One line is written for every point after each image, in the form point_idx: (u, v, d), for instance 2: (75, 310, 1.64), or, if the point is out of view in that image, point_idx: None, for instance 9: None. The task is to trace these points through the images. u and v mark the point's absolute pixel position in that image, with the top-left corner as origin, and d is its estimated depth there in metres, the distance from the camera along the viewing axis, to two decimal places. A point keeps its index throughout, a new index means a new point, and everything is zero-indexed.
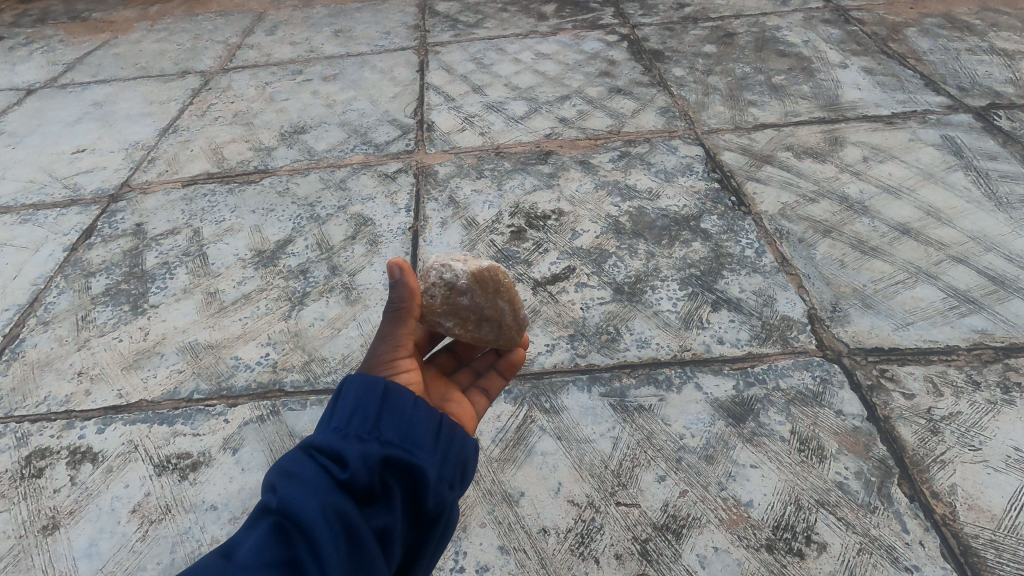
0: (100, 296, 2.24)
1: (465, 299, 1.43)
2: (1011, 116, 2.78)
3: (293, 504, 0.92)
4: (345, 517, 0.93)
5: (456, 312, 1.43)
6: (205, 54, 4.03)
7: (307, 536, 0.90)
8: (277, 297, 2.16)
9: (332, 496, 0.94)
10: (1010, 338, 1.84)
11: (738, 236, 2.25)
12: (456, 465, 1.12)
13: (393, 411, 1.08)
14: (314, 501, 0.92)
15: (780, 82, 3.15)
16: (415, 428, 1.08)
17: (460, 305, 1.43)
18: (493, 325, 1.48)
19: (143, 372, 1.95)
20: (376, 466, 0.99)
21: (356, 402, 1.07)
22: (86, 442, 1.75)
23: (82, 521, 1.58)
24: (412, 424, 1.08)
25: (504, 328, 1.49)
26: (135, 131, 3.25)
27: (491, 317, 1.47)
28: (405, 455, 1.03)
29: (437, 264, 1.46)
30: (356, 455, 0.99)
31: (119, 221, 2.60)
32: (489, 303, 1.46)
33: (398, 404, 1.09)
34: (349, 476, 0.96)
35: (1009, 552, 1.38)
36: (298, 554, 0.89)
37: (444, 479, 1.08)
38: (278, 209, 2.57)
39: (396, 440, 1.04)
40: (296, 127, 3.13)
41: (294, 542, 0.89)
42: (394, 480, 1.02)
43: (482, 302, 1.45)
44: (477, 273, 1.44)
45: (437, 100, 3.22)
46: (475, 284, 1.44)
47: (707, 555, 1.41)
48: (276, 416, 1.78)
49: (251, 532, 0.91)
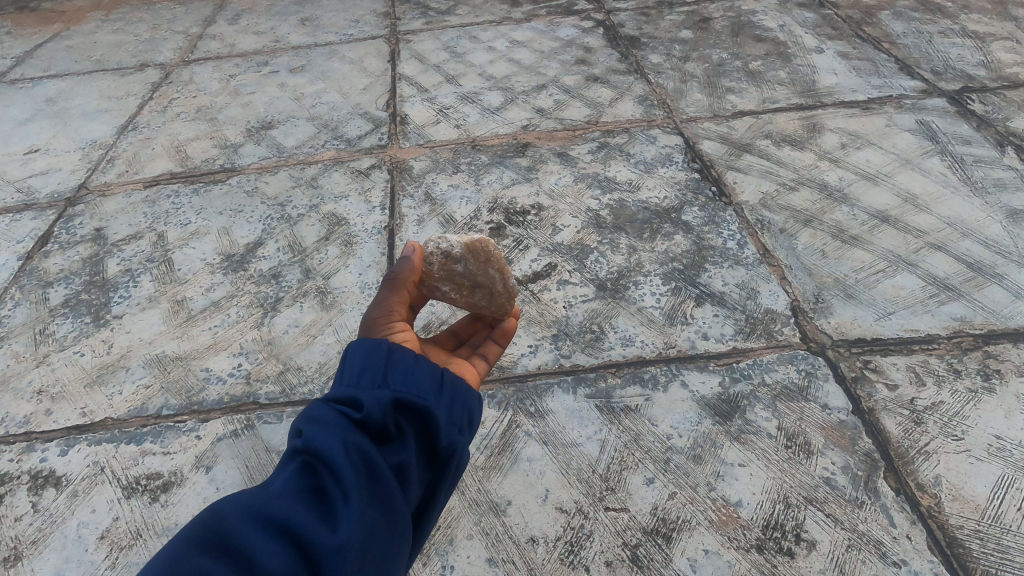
0: (59, 308, 2.13)
1: (460, 266, 1.44)
2: (984, 100, 2.80)
3: (315, 442, 0.95)
4: (363, 451, 0.96)
5: (452, 279, 1.44)
6: (164, 46, 3.85)
7: (330, 468, 0.93)
8: (249, 304, 2.08)
9: (351, 433, 0.97)
10: (988, 325, 1.86)
11: (720, 228, 2.23)
12: (463, 410, 1.12)
13: (400, 363, 1.09)
14: (334, 437, 0.95)
15: (757, 68, 3.13)
16: (420, 377, 1.09)
17: (455, 273, 1.44)
18: (486, 292, 1.48)
19: (107, 389, 1.85)
20: (389, 407, 1.02)
21: (364, 359, 1.09)
22: (48, 466, 1.66)
23: (46, 551, 1.50)
24: (417, 374, 1.09)
25: (496, 296, 1.48)
26: (92, 129, 3.09)
27: (483, 284, 1.47)
28: (415, 398, 1.05)
29: (431, 239, 1.47)
30: (370, 398, 1.02)
31: (77, 226, 2.47)
32: (481, 271, 1.47)
33: (403, 359, 1.10)
34: (364, 416, 0.99)
35: (993, 542, 1.40)
36: (322, 483, 0.92)
37: (452, 422, 1.09)
38: (246, 210, 2.47)
39: (405, 387, 1.06)
40: (263, 122, 3.00)
41: (319, 474, 0.92)
42: (406, 421, 1.04)
43: (474, 270, 1.46)
44: (470, 244, 1.46)
45: (410, 92, 3.13)
46: (468, 254, 1.45)
47: (698, 558, 1.40)
48: (250, 430, 1.71)
49: (281, 472, 0.94)
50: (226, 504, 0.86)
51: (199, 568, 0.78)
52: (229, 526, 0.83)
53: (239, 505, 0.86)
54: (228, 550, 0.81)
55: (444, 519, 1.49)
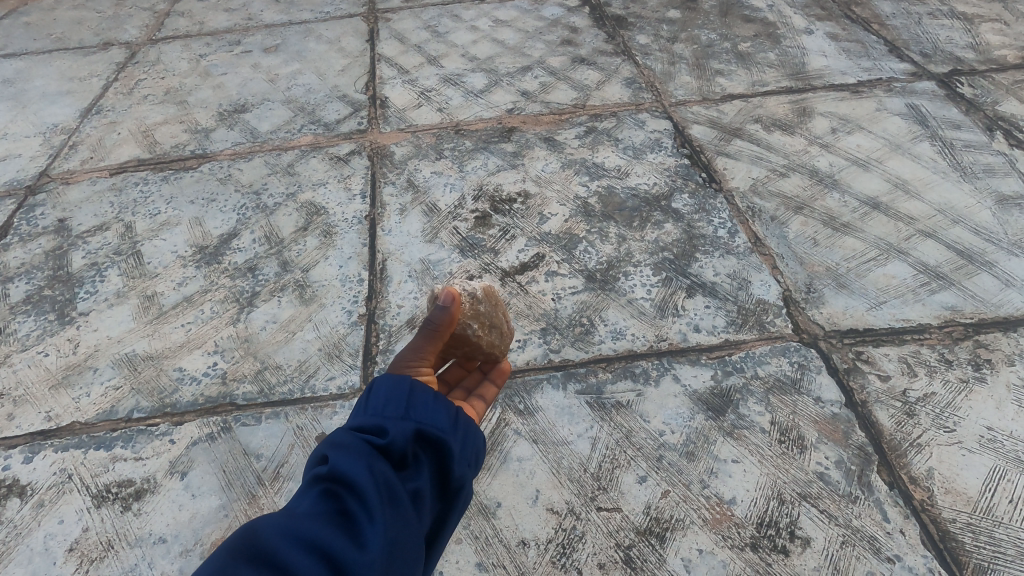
0: (20, 306, 2.01)
1: (483, 306, 1.40)
2: (973, 83, 2.77)
3: (340, 467, 0.90)
4: (386, 476, 0.91)
5: (477, 318, 1.38)
6: (129, 23, 3.64)
7: (354, 491, 0.88)
8: (224, 299, 1.98)
9: (375, 460, 0.93)
10: (979, 314, 1.84)
11: (711, 216, 2.18)
12: (474, 448, 1.09)
13: (424, 396, 1.06)
14: (360, 463, 0.91)
15: (746, 50, 3.06)
16: (441, 412, 1.05)
17: (479, 312, 1.39)
18: (500, 333, 1.44)
19: (74, 391, 1.76)
20: (411, 437, 0.98)
21: (388, 391, 1.05)
22: (12, 474, 1.58)
23: (11, 565, 1.42)
24: (437, 409, 1.05)
25: (505, 336, 1.46)
26: (53, 112, 2.93)
27: (498, 324, 1.44)
28: (436, 430, 1.02)
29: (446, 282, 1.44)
30: (394, 427, 0.98)
31: (38, 217, 2.34)
32: (496, 313, 1.44)
33: (425, 396, 1.07)
34: (388, 443, 0.95)
35: (985, 535, 1.39)
36: (346, 505, 0.87)
37: (465, 457, 1.05)
38: (219, 199, 2.35)
39: (427, 419, 1.03)
40: (235, 105, 2.86)
41: (343, 496, 0.87)
42: (424, 452, 1.00)
43: (492, 312, 1.43)
44: (487, 287, 1.44)
45: (390, 73, 3.01)
46: (487, 297, 1.43)
47: (692, 558, 1.37)
48: (227, 433, 1.63)
49: (303, 495, 0.88)
50: (259, 523, 0.81)
51: None
52: (262, 542, 0.78)
53: (271, 525, 0.81)
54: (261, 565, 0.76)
55: None
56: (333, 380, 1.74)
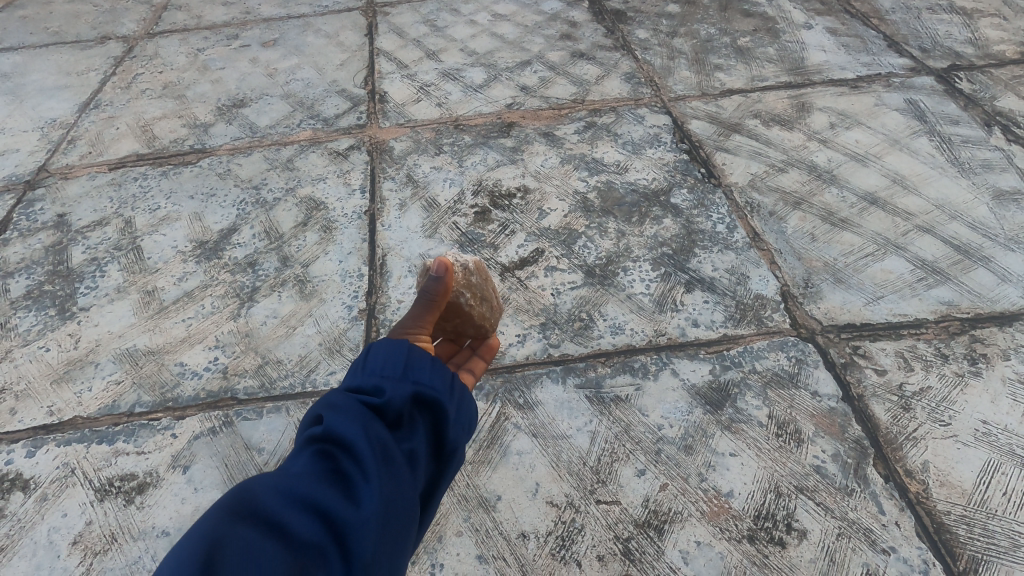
0: (20, 301, 2.02)
1: (475, 279, 1.45)
2: (971, 78, 2.77)
3: (335, 426, 0.91)
4: (381, 436, 0.92)
5: (470, 289, 1.42)
6: (126, 17, 3.63)
7: (349, 450, 0.89)
8: (224, 294, 1.99)
9: (371, 420, 0.93)
10: (975, 309, 1.86)
11: (709, 211, 2.19)
12: (468, 413, 1.09)
13: (421, 360, 1.07)
14: (356, 423, 0.91)
15: (745, 45, 3.06)
16: (437, 376, 1.06)
17: (471, 284, 1.44)
18: (490, 307, 1.48)
19: (76, 386, 1.77)
20: (408, 399, 0.99)
21: (385, 354, 1.06)
22: (15, 469, 1.59)
23: (15, 558, 1.44)
24: (433, 373, 1.06)
25: (495, 311, 1.50)
26: (51, 107, 2.92)
27: (488, 298, 1.48)
28: (432, 392, 1.03)
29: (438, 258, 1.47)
30: (390, 389, 0.98)
31: (38, 212, 2.34)
32: (487, 287, 1.49)
33: (422, 361, 1.07)
34: (385, 405, 0.96)
35: (979, 527, 1.41)
36: (342, 464, 0.87)
37: (459, 421, 1.06)
38: (219, 193, 2.36)
39: (423, 383, 1.03)
40: (234, 100, 2.86)
41: (339, 456, 0.88)
42: (420, 415, 1.00)
43: (483, 286, 1.48)
44: (478, 262, 1.49)
45: (389, 68, 3.00)
46: (477, 271, 1.48)
47: (690, 550, 1.39)
48: (228, 427, 1.65)
49: (298, 455, 0.89)
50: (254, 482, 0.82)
51: (236, 534, 0.74)
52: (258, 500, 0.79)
53: (266, 484, 0.82)
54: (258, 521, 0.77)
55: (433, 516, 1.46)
56: (333, 374, 1.75)
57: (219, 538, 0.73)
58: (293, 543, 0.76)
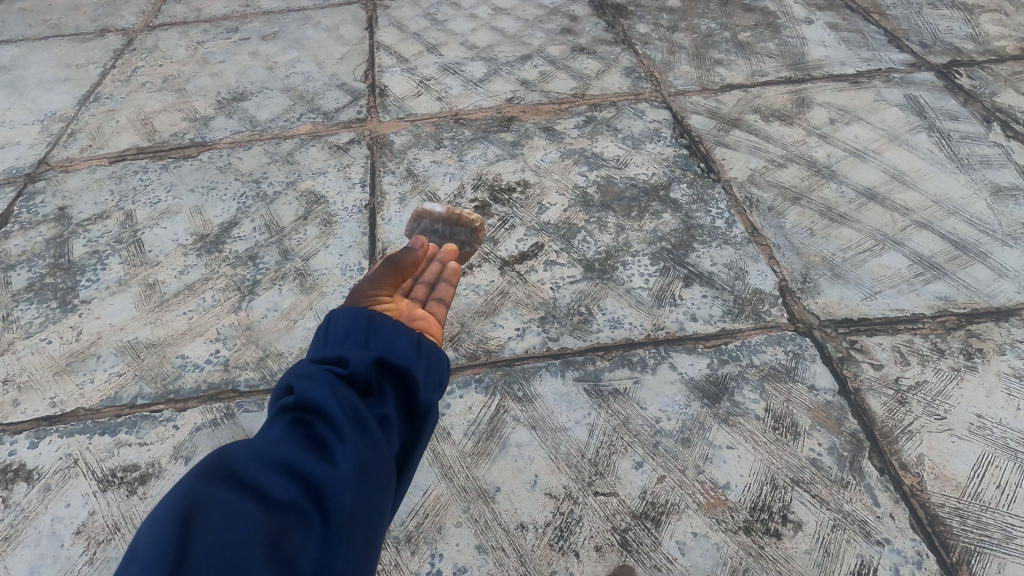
0: (21, 293, 2.02)
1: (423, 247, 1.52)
2: (972, 74, 2.77)
3: (305, 394, 0.93)
4: (351, 399, 0.94)
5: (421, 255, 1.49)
6: (126, 10, 3.61)
7: (321, 415, 0.91)
8: (225, 287, 2.00)
9: (339, 385, 0.95)
10: (972, 304, 1.87)
11: (708, 206, 2.19)
12: (438, 372, 1.11)
13: (382, 325, 1.10)
14: (324, 388, 0.93)
15: (745, 40, 3.05)
16: (400, 339, 1.08)
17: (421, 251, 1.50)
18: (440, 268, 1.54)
19: (78, 378, 1.78)
20: (373, 364, 1.01)
21: (346, 325, 1.09)
22: (18, 459, 1.60)
23: (20, 547, 1.45)
24: (397, 337, 1.09)
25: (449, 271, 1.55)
26: (51, 100, 2.92)
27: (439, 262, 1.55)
28: (397, 356, 1.05)
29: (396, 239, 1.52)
30: (355, 356, 1.01)
31: (38, 205, 2.34)
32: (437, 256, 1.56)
33: (383, 326, 1.10)
34: (351, 372, 0.98)
35: (972, 519, 1.43)
36: (315, 429, 0.89)
37: (429, 381, 1.08)
38: (219, 187, 2.36)
39: (388, 349, 1.06)
40: (234, 93, 2.86)
41: (312, 422, 0.90)
42: (388, 380, 1.03)
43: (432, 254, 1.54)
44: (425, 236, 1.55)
45: (389, 62, 3.00)
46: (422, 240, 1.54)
47: (686, 541, 1.41)
48: (230, 419, 1.66)
49: (272, 425, 0.90)
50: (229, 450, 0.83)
51: (214, 499, 0.75)
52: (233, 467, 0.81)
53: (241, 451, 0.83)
54: (234, 485, 0.78)
55: (433, 507, 1.47)
56: None
57: (195, 503, 0.74)
58: (273, 504, 0.78)
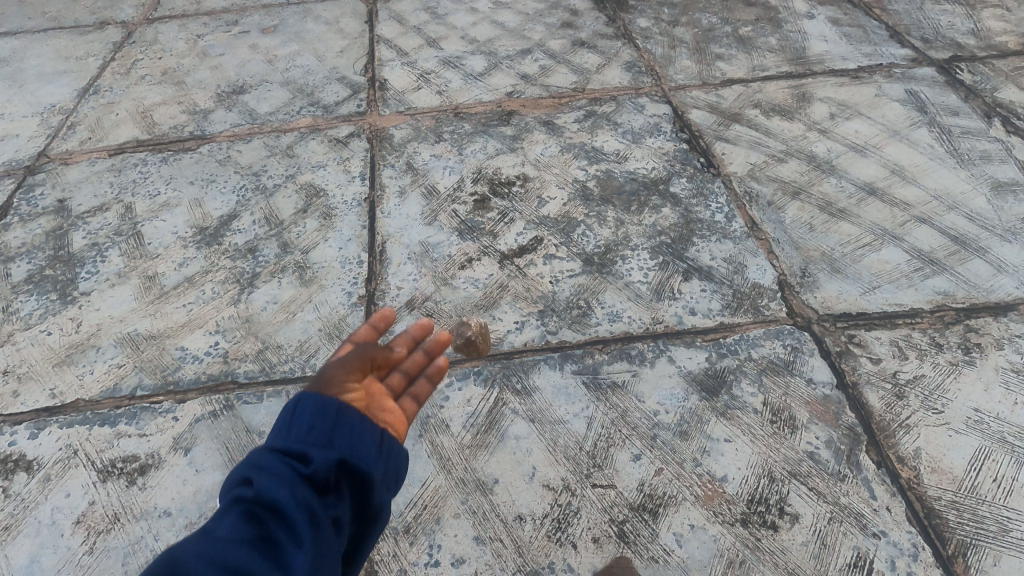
0: (21, 285, 2.03)
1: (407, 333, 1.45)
2: (973, 69, 2.76)
3: (264, 493, 0.92)
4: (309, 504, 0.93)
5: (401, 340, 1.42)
6: (125, 2, 3.60)
7: (278, 518, 0.91)
8: (224, 280, 2.00)
9: (299, 488, 0.94)
10: (970, 299, 1.87)
11: (708, 200, 2.19)
12: (397, 468, 1.10)
13: (352, 418, 1.06)
14: (284, 490, 0.93)
15: (746, 34, 3.05)
16: (367, 435, 1.06)
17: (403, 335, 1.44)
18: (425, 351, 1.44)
19: (77, 369, 1.78)
20: (336, 465, 0.99)
21: (316, 409, 1.05)
22: (18, 450, 1.61)
23: (20, 537, 1.46)
24: (364, 432, 1.06)
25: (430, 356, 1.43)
26: (51, 92, 2.91)
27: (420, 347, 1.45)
28: (361, 456, 1.03)
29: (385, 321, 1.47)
30: (319, 454, 0.98)
31: (38, 197, 2.34)
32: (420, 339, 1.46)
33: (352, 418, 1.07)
34: (313, 472, 0.96)
35: (968, 512, 1.43)
36: (269, 533, 0.90)
37: (387, 480, 1.07)
38: (219, 179, 2.36)
39: (352, 448, 1.03)
40: (234, 86, 2.85)
41: (268, 524, 0.90)
42: (348, 479, 1.01)
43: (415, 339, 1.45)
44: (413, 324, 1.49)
45: (389, 55, 2.99)
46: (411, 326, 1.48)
47: (683, 533, 1.41)
48: (229, 411, 1.66)
49: (225, 517, 0.91)
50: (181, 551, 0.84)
51: None
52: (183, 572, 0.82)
53: (193, 553, 0.84)
54: None
55: (431, 499, 1.48)
56: None
57: None
58: None
